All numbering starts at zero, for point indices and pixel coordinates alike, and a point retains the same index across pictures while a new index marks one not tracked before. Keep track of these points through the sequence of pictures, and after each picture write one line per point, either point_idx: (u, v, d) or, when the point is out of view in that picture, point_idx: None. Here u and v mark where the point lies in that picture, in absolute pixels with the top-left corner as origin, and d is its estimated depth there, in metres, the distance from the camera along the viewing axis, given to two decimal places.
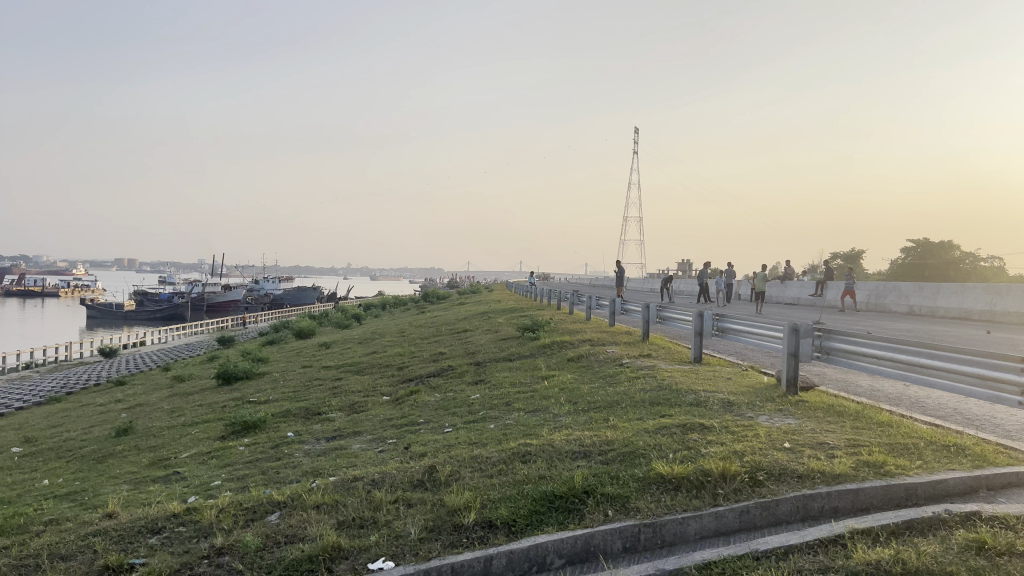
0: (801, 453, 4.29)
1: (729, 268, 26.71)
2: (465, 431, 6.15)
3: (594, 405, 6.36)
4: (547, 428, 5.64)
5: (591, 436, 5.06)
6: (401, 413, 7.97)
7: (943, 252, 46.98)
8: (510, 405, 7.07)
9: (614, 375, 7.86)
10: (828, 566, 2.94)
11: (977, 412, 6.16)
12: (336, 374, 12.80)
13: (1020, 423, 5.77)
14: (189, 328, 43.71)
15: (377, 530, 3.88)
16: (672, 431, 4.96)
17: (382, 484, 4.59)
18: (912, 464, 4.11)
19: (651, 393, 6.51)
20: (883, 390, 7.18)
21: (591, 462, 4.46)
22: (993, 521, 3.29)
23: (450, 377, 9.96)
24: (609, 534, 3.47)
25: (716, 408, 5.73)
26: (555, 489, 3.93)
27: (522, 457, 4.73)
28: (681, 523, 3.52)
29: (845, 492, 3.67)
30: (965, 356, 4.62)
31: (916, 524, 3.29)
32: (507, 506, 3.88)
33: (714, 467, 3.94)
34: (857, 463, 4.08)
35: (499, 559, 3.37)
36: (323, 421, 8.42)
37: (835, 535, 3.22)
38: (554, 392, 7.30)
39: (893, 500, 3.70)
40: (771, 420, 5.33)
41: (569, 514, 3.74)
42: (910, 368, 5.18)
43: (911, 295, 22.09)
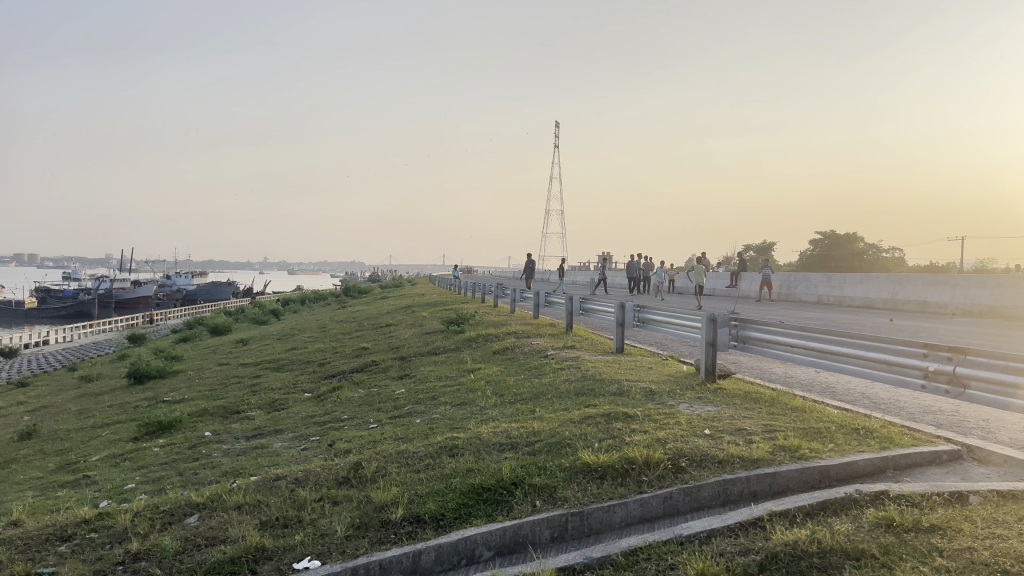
0: (721, 440, 4.42)
1: (647, 259, 27.27)
2: (390, 427, 6.10)
3: (520, 397, 6.40)
4: (474, 421, 5.66)
5: (517, 427, 5.09)
6: (324, 409, 7.84)
7: (848, 244, 49.03)
8: (436, 399, 7.06)
9: (539, 366, 7.93)
10: (749, 548, 3.04)
11: (883, 396, 6.49)
12: (255, 371, 12.49)
13: (922, 406, 6.10)
14: (96, 327, 41.93)
15: (302, 529, 3.81)
16: (597, 421, 5.04)
17: (306, 482, 4.51)
18: (825, 447, 4.28)
19: (575, 384, 6.59)
20: (797, 376, 7.48)
21: (518, 454, 4.49)
22: (899, 499, 3.46)
23: (374, 373, 9.85)
24: (538, 525, 3.50)
25: (639, 397, 5.85)
26: (483, 481, 3.93)
27: (449, 450, 4.73)
28: (607, 511, 3.58)
29: (762, 476, 3.80)
30: (870, 342, 4.84)
31: (830, 504, 3.43)
32: (435, 500, 3.87)
33: (638, 455, 4.02)
34: (774, 448, 4.23)
35: (428, 553, 3.36)
36: (243, 420, 8.20)
37: (755, 518, 3.33)
38: (480, 385, 7.31)
39: (809, 481, 3.85)
40: (692, 407, 5.47)
41: (497, 506, 3.75)
42: (820, 355, 5.38)
43: (819, 285, 23.03)
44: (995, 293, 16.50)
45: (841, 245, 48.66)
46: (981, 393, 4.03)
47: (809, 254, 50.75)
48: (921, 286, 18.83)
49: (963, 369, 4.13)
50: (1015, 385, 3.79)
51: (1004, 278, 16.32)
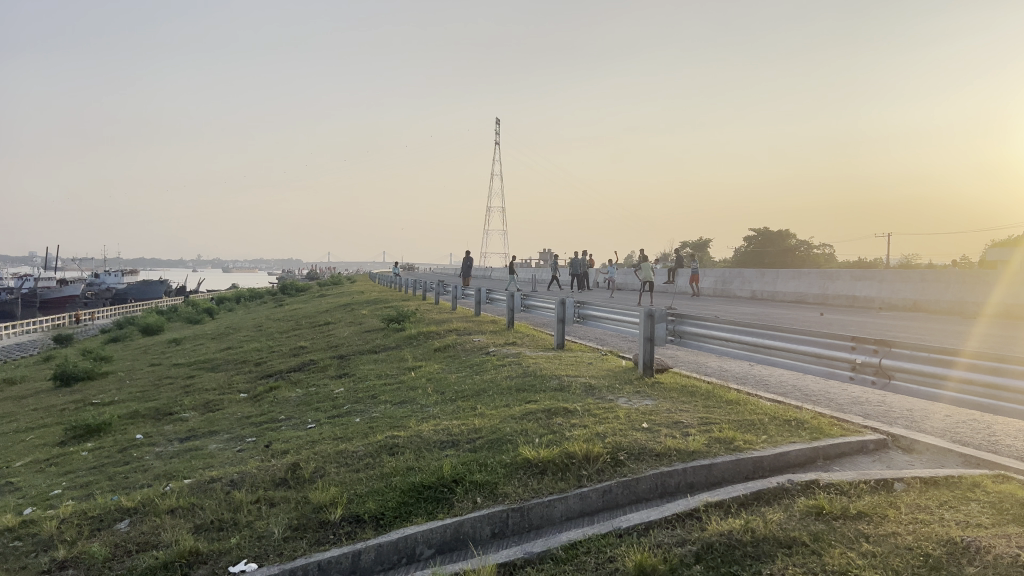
0: (659, 433, 4.48)
1: (586, 256, 27.52)
2: (330, 427, 6.03)
3: (461, 394, 6.39)
4: (415, 419, 5.62)
5: (458, 425, 5.07)
6: (261, 410, 7.69)
7: (780, 241, 50.34)
8: (375, 398, 6.99)
9: (480, 363, 7.93)
10: (686, 538, 3.10)
11: (813, 388, 6.68)
12: (188, 372, 12.16)
13: (850, 397, 6.31)
14: (18, 328, 40.25)
15: (238, 532, 3.73)
16: (538, 416, 5.07)
17: (242, 484, 4.42)
18: (758, 438, 4.39)
19: (516, 380, 6.62)
20: (732, 370, 7.65)
21: (459, 451, 4.48)
22: (829, 488, 3.57)
23: (312, 372, 9.71)
24: (478, 521, 3.50)
25: (579, 392, 5.90)
26: (423, 479, 3.92)
27: (389, 449, 4.69)
28: (548, 506, 3.60)
29: (698, 468, 3.87)
30: (801, 335, 4.97)
31: (763, 494, 3.52)
32: (375, 499, 3.83)
33: (577, 449, 4.06)
34: (709, 440, 4.31)
35: (367, 553, 3.33)
36: (176, 421, 8.00)
37: (691, 509, 3.39)
38: (421, 383, 7.28)
39: (742, 473, 3.95)
40: (630, 401, 5.55)
41: (437, 504, 3.74)
42: (754, 349, 5.50)
43: (752, 280, 23.58)
44: (918, 288, 17.18)
45: (774, 241, 49.89)
46: (905, 383, 4.18)
47: (743, 250, 51.96)
48: (850, 281, 19.45)
49: (888, 361, 4.27)
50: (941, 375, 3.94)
51: (927, 273, 16.99)
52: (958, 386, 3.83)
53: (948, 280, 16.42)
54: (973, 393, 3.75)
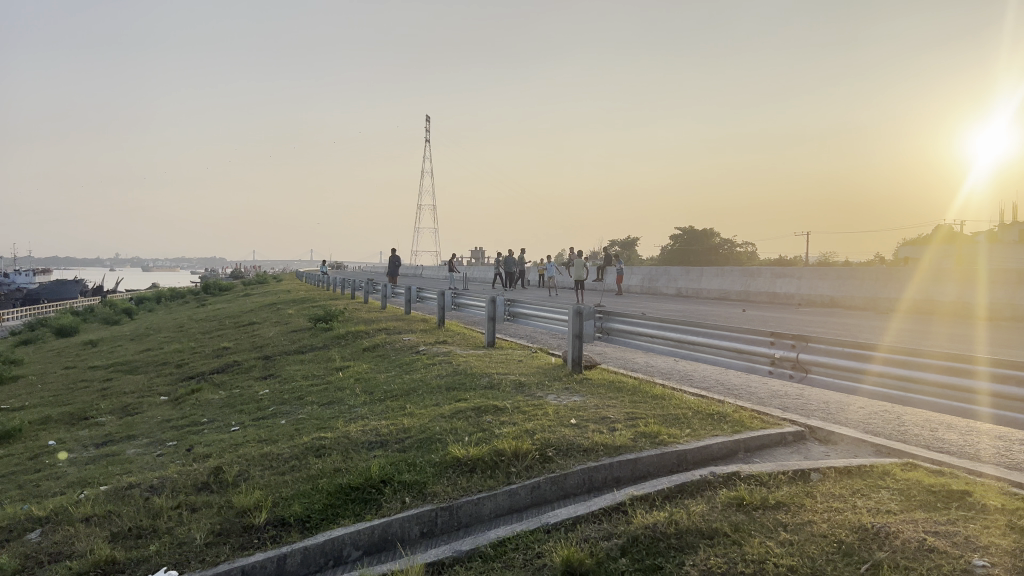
0: (586, 429, 4.53)
1: (516, 254, 27.61)
2: (254, 429, 5.90)
3: (390, 394, 6.33)
4: (342, 420, 5.54)
5: (386, 425, 5.03)
6: (182, 413, 7.47)
7: (704, 239, 51.50)
8: (302, 399, 6.86)
9: (410, 362, 7.87)
10: (612, 532, 3.14)
11: (736, 382, 6.88)
12: (106, 374, 11.74)
13: (770, 391, 6.52)
14: None
15: (158, 538, 3.61)
16: (467, 415, 5.06)
17: (162, 489, 4.29)
18: (682, 432, 4.49)
19: (446, 379, 6.61)
20: (657, 365, 7.80)
21: (387, 451, 4.44)
22: (749, 479, 3.68)
23: (236, 373, 9.48)
24: (406, 521, 3.47)
25: (509, 390, 5.92)
26: (351, 481, 3.87)
27: (316, 451, 4.62)
28: (476, 504, 3.60)
29: (625, 463, 3.94)
30: (723, 331, 5.10)
31: (687, 487, 3.60)
32: (301, 502, 3.77)
33: (506, 447, 4.07)
34: (636, 435, 4.39)
35: (293, 556, 3.27)
36: (92, 426, 7.69)
37: (618, 503, 3.44)
38: (348, 383, 7.19)
39: (667, 466, 4.04)
40: (559, 398, 5.60)
41: (365, 505, 3.70)
42: (678, 345, 5.62)
43: (678, 278, 24.09)
44: (835, 285, 17.86)
45: (699, 240, 51.09)
46: (822, 377, 4.34)
47: (669, 249, 53.00)
48: (771, 278, 20.07)
49: (805, 355, 4.43)
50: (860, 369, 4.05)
51: (844, 271, 17.65)
52: (876, 379, 3.94)
53: (862, 277, 17.12)
54: (890, 386, 3.87)
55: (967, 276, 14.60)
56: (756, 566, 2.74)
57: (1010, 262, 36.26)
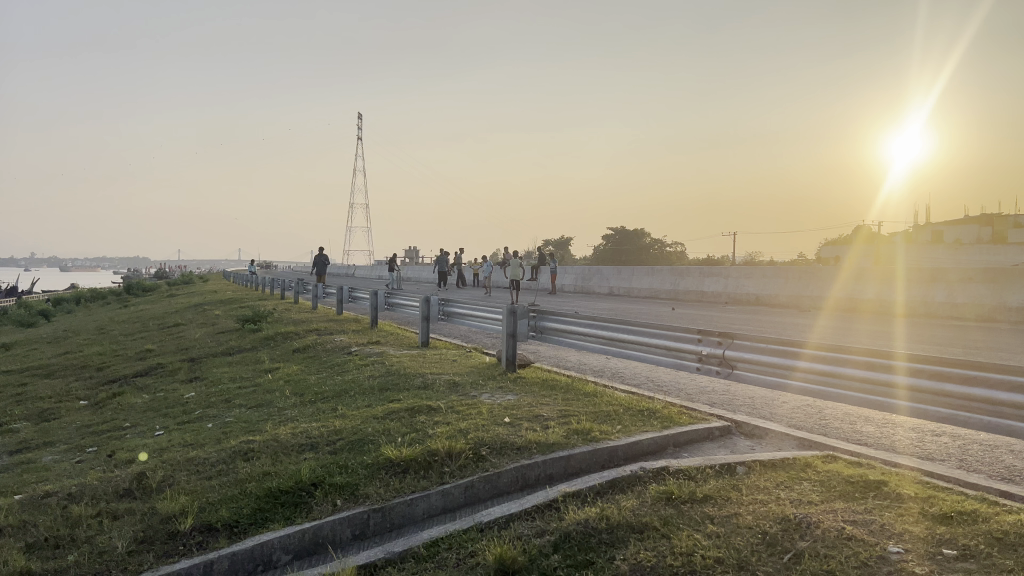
0: (520, 427, 4.56)
1: (450, 254, 27.54)
2: (179, 433, 5.74)
3: (321, 395, 6.24)
4: (271, 423, 5.43)
5: (318, 427, 4.95)
6: (103, 418, 7.21)
7: (636, 239, 52.32)
8: (230, 402, 6.71)
9: (342, 363, 7.76)
10: (545, 529, 3.17)
11: (666, 379, 7.01)
12: (20, 379, 11.24)
13: (698, 387, 6.67)
14: None
15: (76, 548, 3.48)
16: (400, 415, 5.02)
17: (81, 497, 4.13)
18: (614, 428, 4.55)
19: (379, 379, 6.54)
20: (590, 364, 7.88)
21: (318, 453, 4.38)
22: (677, 473, 3.76)
23: (160, 377, 9.20)
24: (338, 524, 3.43)
25: (443, 390, 5.90)
26: (281, 484, 3.81)
27: (244, 455, 4.52)
28: (409, 505, 3.58)
29: (557, 460, 3.98)
30: (653, 329, 5.18)
31: (618, 482, 3.65)
32: (229, 507, 3.69)
33: (440, 447, 4.06)
34: (568, 432, 4.43)
35: (220, 562, 3.18)
36: (5, 433, 7.34)
37: (550, 500, 3.47)
38: (278, 385, 7.06)
39: (599, 462, 4.10)
40: (493, 397, 5.61)
41: (296, 508, 3.64)
42: (610, 342, 5.69)
43: (610, 277, 24.39)
44: (761, 284, 18.36)
45: (631, 240, 51.94)
46: (748, 373, 4.47)
47: (602, 249, 53.66)
48: (699, 277, 20.52)
49: (731, 352, 4.55)
50: (788, 366, 4.16)
51: (768, 270, 18.18)
52: (804, 375, 4.06)
53: (787, 276, 17.66)
54: (816, 381, 3.98)
55: (885, 275, 15.21)
56: (685, 559, 2.80)
57: (924, 262, 37.96)
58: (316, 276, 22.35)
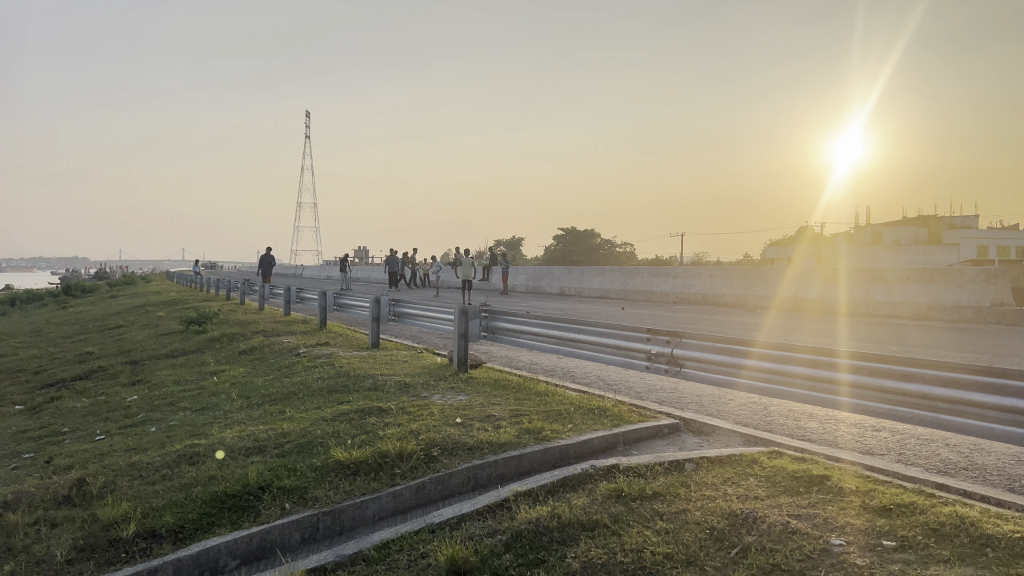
0: (471, 427, 4.55)
1: (401, 254, 27.38)
2: (121, 438, 5.59)
3: (268, 398, 6.14)
4: (217, 426, 5.33)
5: (266, 430, 4.87)
6: (40, 423, 6.98)
7: (587, 240, 52.74)
8: (174, 405, 6.55)
9: (290, 365, 7.65)
10: (496, 529, 3.17)
11: (616, 378, 7.08)
12: None
13: (647, 386, 6.74)
14: None
15: (12, 558, 3.36)
16: (350, 417, 4.97)
17: (17, 505, 4.00)
18: (565, 427, 4.58)
19: (327, 381, 6.46)
20: (540, 364, 7.91)
21: (266, 456, 4.31)
22: (627, 471, 3.79)
23: (101, 380, 8.94)
24: (286, 528, 3.38)
25: (393, 391, 5.86)
26: (228, 489, 3.74)
27: (189, 459, 4.42)
28: (360, 507, 3.55)
29: (509, 460, 3.98)
30: (603, 328, 5.22)
31: (569, 481, 3.67)
32: (173, 512, 3.60)
33: (390, 449, 4.04)
34: (520, 431, 4.44)
35: (164, 569, 3.11)
36: None
37: (502, 500, 3.47)
38: (224, 387, 6.92)
39: (550, 461, 4.12)
40: (444, 397, 5.59)
41: (243, 512, 3.57)
42: (561, 341, 5.72)
43: (561, 277, 24.52)
44: (708, 284, 18.66)
45: (581, 240, 52.33)
46: (695, 371, 4.53)
47: (553, 250, 53.91)
48: (648, 277, 20.77)
49: (680, 350, 4.62)
50: (735, 365, 4.24)
51: (715, 270, 18.49)
52: (751, 373, 4.15)
53: (733, 276, 17.99)
54: (763, 379, 4.06)
55: (828, 275, 15.59)
56: (635, 555, 2.83)
57: (863, 262, 39.05)
58: (262, 276, 21.97)
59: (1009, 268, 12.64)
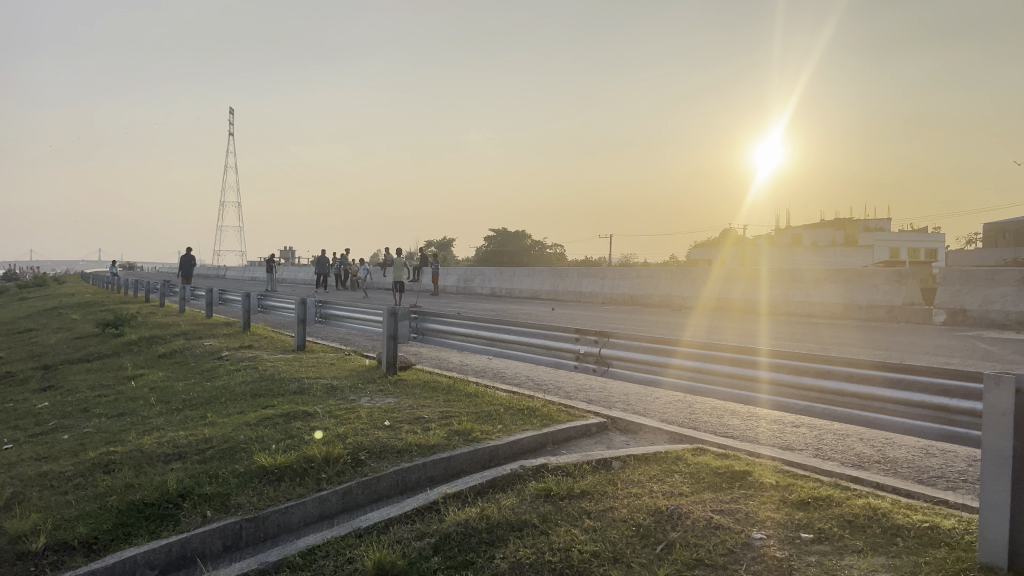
0: (400, 430, 4.51)
1: (328, 254, 26.97)
2: (30, 446, 5.33)
3: (189, 403, 5.96)
4: (134, 433, 5.14)
5: (186, 436, 4.73)
6: None
7: (517, 241, 53.03)
8: (89, 412, 6.30)
9: (212, 369, 7.44)
10: (425, 532, 3.14)
11: (545, 378, 7.13)
12: None
13: (577, 385, 6.81)
14: None
15: None
16: (275, 422, 4.86)
17: None
18: (494, 428, 4.58)
19: (252, 385, 6.31)
20: (470, 365, 7.91)
21: (186, 463, 4.18)
22: (555, 471, 3.82)
23: (9, 386, 8.52)
24: (207, 536, 3.28)
25: (320, 394, 5.76)
26: (146, 497, 3.61)
27: (104, 467, 4.25)
28: (285, 513, 3.47)
29: (438, 462, 3.96)
30: (532, 329, 5.25)
31: (498, 482, 3.67)
32: (87, 523, 3.46)
33: (317, 453, 3.97)
34: (448, 433, 4.42)
35: None
36: None
37: (430, 502, 3.45)
38: (142, 393, 6.68)
39: (480, 462, 4.12)
40: (372, 400, 5.53)
41: (161, 521, 3.45)
42: (491, 342, 5.73)
43: (492, 278, 24.57)
44: (636, 284, 18.98)
45: (511, 241, 52.61)
46: (622, 370, 4.60)
47: (483, 250, 53.99)
48: (577, 278, 21.02)
49: (607, 350, 4.68)
50: (661, 364, 4.31)
51: (642, 271, 18.87)
52: (678, 372, 4.22)
53: (660, 277, 18.34)
54: (688, 378, 4.14)
55: (750, 276, 16.04)
56: (563, 554, 2.85)
57: (783, 262, 40.34)
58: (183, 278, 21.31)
59: (918, 268, 13.22)
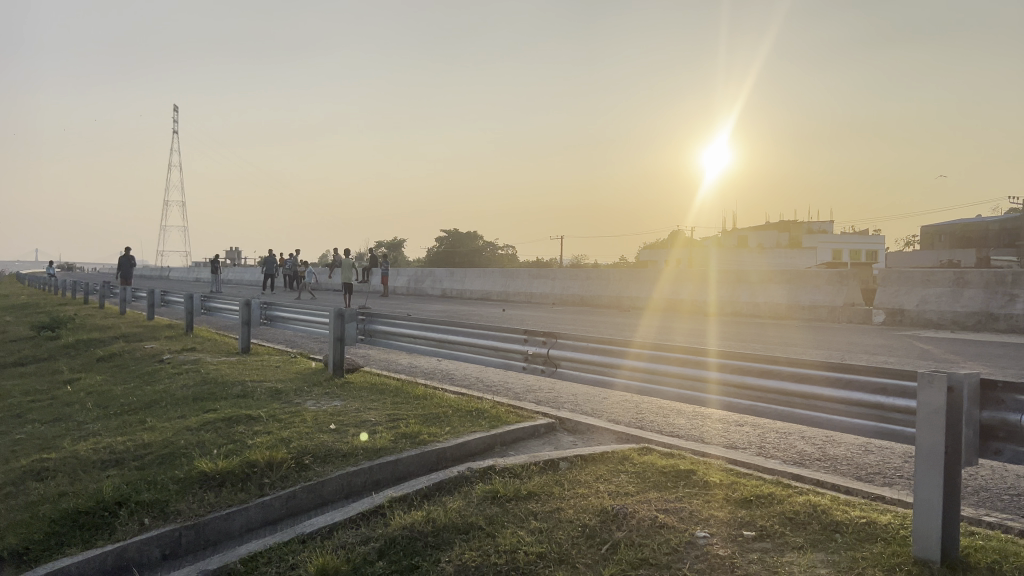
0: (345, 433, 4.46)
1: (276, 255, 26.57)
2: None
3: (128, 407, 5.79)
4: (69, 439, 4.97)
5: (124, 441, 4.59)
6: None
7: (467, 242, 52.96)
8: (21, 418, 6.08)
9: (152, 372, 7.25)
10: (370, 536, 3.11)
11: (494, 379, 7.13)
12: None
13: (525, 386, 6.82)
14: None
15: None
16: (216, 426, 4.76)
17: None
18: (441, 430, 4.55)
19: (194, 389, 6.16)
20: (418, 367, 7.86)
21: (124, 469, 4.06)
22: (503, 472, 3.81)
23: None
24: (145, 544, 3.19)
25: (265, 398, 5.66)
26: (80, 505, 3.50)
27: (37, 475, 4.11)
28: (226, 519, 3.39)
29: (384, 465, 3.92)
30: (481, 330, 5.24)
31: (444, 484, 3.65)
32: (17, 534, 3.33)
33: (259, 457, 3.89)
34: (395, 436, 4.38)
35: None
36: None
37: (376, 506, 3.41)
38: (79, 398, 6.47)
39: (427, 465, 4.09)
40: (318, 403, 5.45)
41: (96, 531, 3.35)
42: (439, 344, 5.70)
43: (443, 279, 24.49)
44: (586, 285, 19.11)
45: (462, 242, 52.54)
46: (571, 371, 4.61)
47: (434, 251, 53.80)
48: (528, 279, 21.08)
49: (556, 351, 4.68)
50: (611, 365, 4.34)
51: (592, 272, 19.01)
52: (628, 373, 4.25)
53: (610, 278, 18.49)
54: (638, 379, 4.17)
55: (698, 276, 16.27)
56: (508, 557, 2.84)
57: (730, 264, 41.04)
58: (126, 279, 20.75)
59: (859, 269, 13.57)
